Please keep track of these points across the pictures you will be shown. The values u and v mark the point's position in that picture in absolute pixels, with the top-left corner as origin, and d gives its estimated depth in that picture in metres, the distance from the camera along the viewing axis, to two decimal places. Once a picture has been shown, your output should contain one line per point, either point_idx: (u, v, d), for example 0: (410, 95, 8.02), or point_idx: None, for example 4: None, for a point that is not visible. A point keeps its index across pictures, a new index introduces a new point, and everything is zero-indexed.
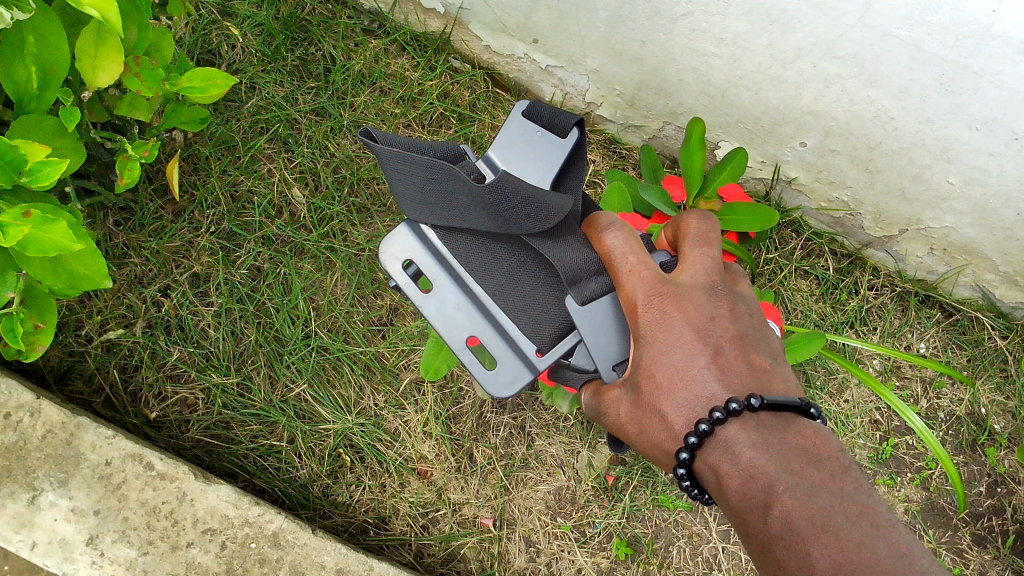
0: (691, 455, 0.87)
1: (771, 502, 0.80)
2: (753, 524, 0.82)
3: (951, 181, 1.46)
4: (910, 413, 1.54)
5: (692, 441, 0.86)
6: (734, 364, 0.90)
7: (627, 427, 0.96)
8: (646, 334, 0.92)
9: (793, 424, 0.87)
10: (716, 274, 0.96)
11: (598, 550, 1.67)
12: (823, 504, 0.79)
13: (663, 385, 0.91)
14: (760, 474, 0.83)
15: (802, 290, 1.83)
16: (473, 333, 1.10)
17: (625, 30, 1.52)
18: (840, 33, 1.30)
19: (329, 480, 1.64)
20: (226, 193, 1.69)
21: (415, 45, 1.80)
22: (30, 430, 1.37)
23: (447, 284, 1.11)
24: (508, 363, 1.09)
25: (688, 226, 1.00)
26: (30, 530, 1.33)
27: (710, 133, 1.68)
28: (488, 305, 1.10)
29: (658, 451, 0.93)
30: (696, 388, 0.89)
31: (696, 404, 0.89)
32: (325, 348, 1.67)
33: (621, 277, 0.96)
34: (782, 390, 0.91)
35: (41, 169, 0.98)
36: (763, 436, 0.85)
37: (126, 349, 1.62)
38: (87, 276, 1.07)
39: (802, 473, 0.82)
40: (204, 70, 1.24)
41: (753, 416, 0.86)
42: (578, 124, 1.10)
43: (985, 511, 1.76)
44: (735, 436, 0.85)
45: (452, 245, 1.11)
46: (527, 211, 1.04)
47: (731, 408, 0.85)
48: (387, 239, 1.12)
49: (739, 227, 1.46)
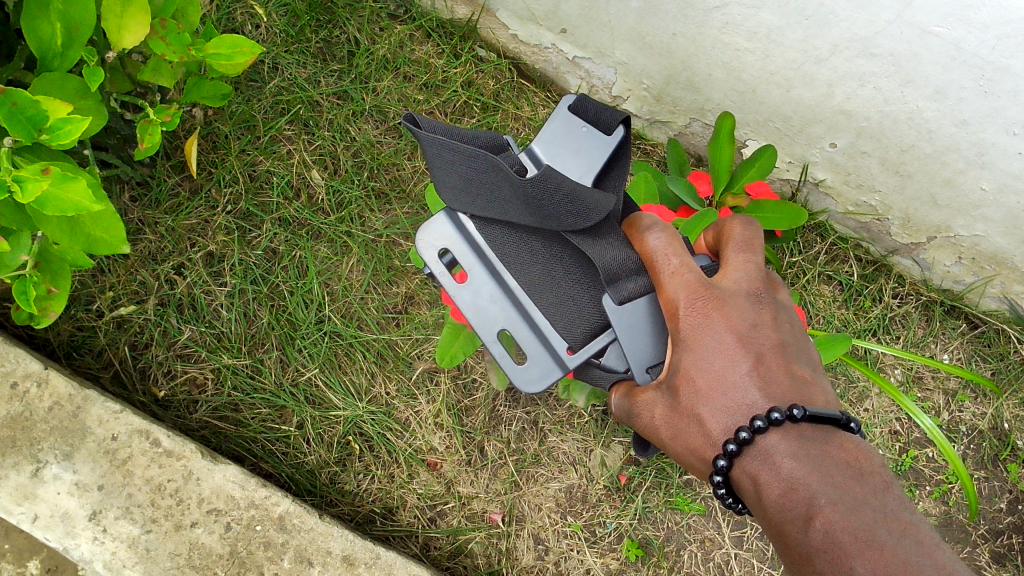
0: (729, 463, 0.86)
1: (812, 515, 0.79)
2: (792, 535, 0.80)
3: (985, 187, 1.43)
4: (919, 413, 1.49)
5: (731, 449, 0.85)
6: (775, 374, 0.89)
7: (660, 431, 0.93)
8: (687, 339, 0.89)
9: (834, 437, 0.85)
10: (759, 281, 0.93)
11: (608, 551, 1.63)
12: (867, 519, 0.77)
13: (703, 390, 0.88)
14: (800, 486, 0.81)
15: (826, 296, 1.79)
16: (504, 326, 1.09)
17: (656, 21, 1.49)
18: (878, 29, 1.27)
19: (337, 468, 1.60)
20: (245, 173, 1.67)
21: (441, 32, 1.79)
22: (37, 401, 1.36)
23: (482, 275, 1.08)
24: (539, 359, 1.08)
25: (730, 231, 0.97)
26: (32, 502, 1.31)
27: (738, 130, 1.65)
28: (521, 299, 1.09)
29: (692, 457, 0.91)
30: (736, 395, 0.87)
31: (736, 411, 0.87)
32: (338, 334, 1.64)
33: (662, 278, 0.92)
34: (821, 402, 0.88)
35: (62, 127, 0.96)
36: (804, 447, 0.83)
37: (137, 326, 1.60)
38: (104, 241, 1.05)
39: (845, 487, 0.80)
40: (231, 37, 1.20)
41: (794, 427, 0.84)
42: (624, 121, 1.07)
43: (1005, 528, 1.72)
44: (776, 446, 0.83)
45: (489, 236, 1.08)
46: (570, 208, 1.02)
47: (774, 418, 0.83)
48: (422, 227, 1.09)
49: (767, 225, 1.43)
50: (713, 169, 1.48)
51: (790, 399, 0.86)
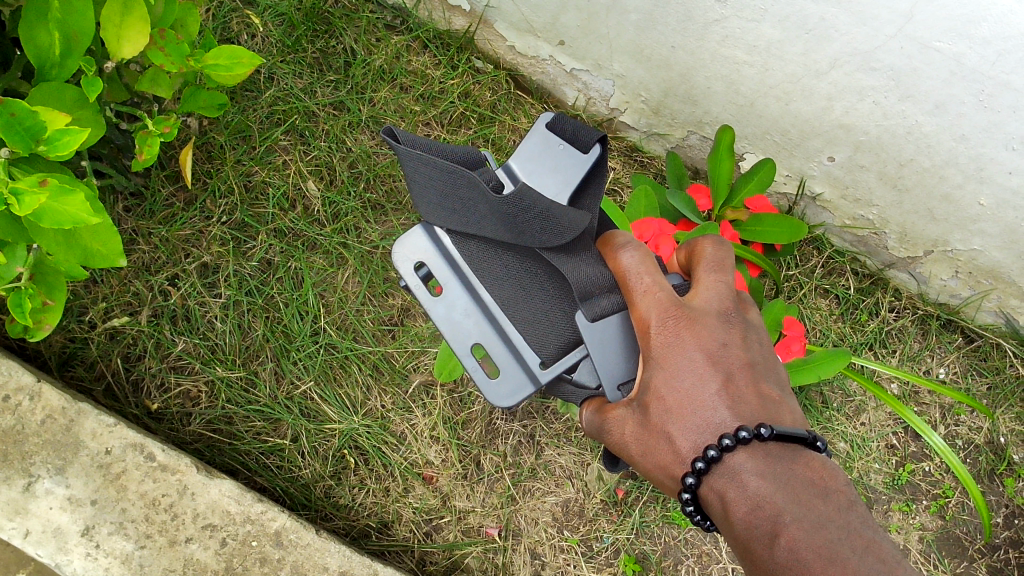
0: (697, 480, 0.85)
1: (777, 533, 0.78)
2: (758, 553, 0.79)
3: (982, 203, 1.43)
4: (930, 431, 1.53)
5: (699, 466, 0.84)
6: (744, 392, 0.87)
7: (632, 448, 0.92)
8: (658, 357, 0.88)
9: (800, 455, 0.85)
10: (730, 300, 0.92)
11: (605, 566, 1.63)
12: (832, 536, 0.76)
13: (673, 408, 0.87)
14: (766, 503, 0.80)
15: (822, 309, 1.78)
16: (478, 340, 1.10)
17: (654, 34, 1.49)
18: (878, 44, 1.27)
19: (332, 482, 1.59)
20: (240, 183, 1.66)
21: (438, 43, 1.78)
22: (29, 414, 1.34)
23: (457, 289, 1.11)
24: (511, 373, 1.09)
25: (703, 251, 0.96)
26: (24, 518, 1.29)
27: (736, 143, 1.65)
28: (496, 314, 1.11)
29: (662, 474, 0.89)
30: (705, 413, 0.86)
31: (705, 429, 0.85)
32: (334, 346, 1.63)
33: (636, 298, 0.92)
34: (790, 421, 0.88)
35: (60, 138, 0.94)
36: (771, 465, 0.83)
37: (130, 338, 1.58)
38: (102, 253, 1.04)
39: (810, 505, 0.79)
40: (230, 48, 1.19)
41: (762, 445, 0.83)
42: (601, 140, 1.09)
43: (1002, 543, 1.71)
44: (743, 465, 0.82)
45: (466, 251, 1.11)
46: (543, 225, 1.03)
47: (741, 436, 0.82)
48: (400, 240, 1.12)
49: (767, 239, 1.47)
50: (712, 183, 1.49)
51: (760, 418, 0.86)
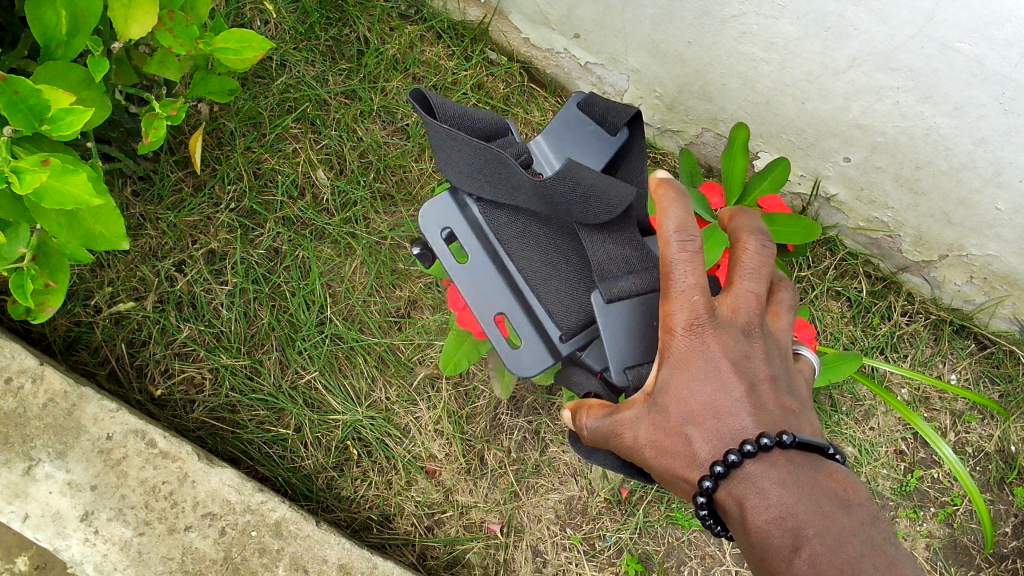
0: (714, 484, 0.79)
1: (798, 545, 0.72)
2: (775, 567, 0.73)
3: (1000, 207, 1.40)
4: (940, 443, 1.50)
5: (717, 470, 0.78)
6: (768, 400, 0.82)
7: (646, 452, 0.86)
8: (678, 357, 0.82)
9: (822, 465, 0.79)
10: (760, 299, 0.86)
11: (607, 565, 1.61)
12: (854, 553, 0.70)
13: (691, 412, 0.82)
14: (786, 514, 0.74)
15: (833, 311, 1.76)
16: (502, 310, 1.10)
17: (671, 29, 1.47)
18: (898, 43, 1.25)
19: (335, 473, 1.58)
20: (249, 170, 1.65)
21: (452, 33, 1.76)
22: (31, 397, 1.33)
23: (482, 258, 1.10)
24: (533, 343, 1.10)
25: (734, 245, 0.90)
26: (23, 501, 1.28)
27: (751, 142, 1.63)
28: (521, 284, 1.10)
29: (676, 479, 0.84)
30: (726, 418, 0.81)
31: (724, 433, 0.80)
32: (339, 337, 1.62)
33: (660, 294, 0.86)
34: (812, 431, 0.82)
35: (64, 117, 0.93)
36: (792, 475, 0.76)
37: (135, 322, 1.58)
38: (104, 236, 1.03)
39: (833, 516, 0.73)
40: (240, 31, 1.18)
41: (783, 453, 0.77)
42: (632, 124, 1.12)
43: (1010, 552, 1.69)
44: (762, 472, 0.77)
45: (494, 221, 1.10)
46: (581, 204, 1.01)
47: (763, 441, 0.77)
48: (427, 204, 1.11)
49: (780, 239, 1.42)
50: (726, 181, 1.47)
51: (780, 425, 0.80)
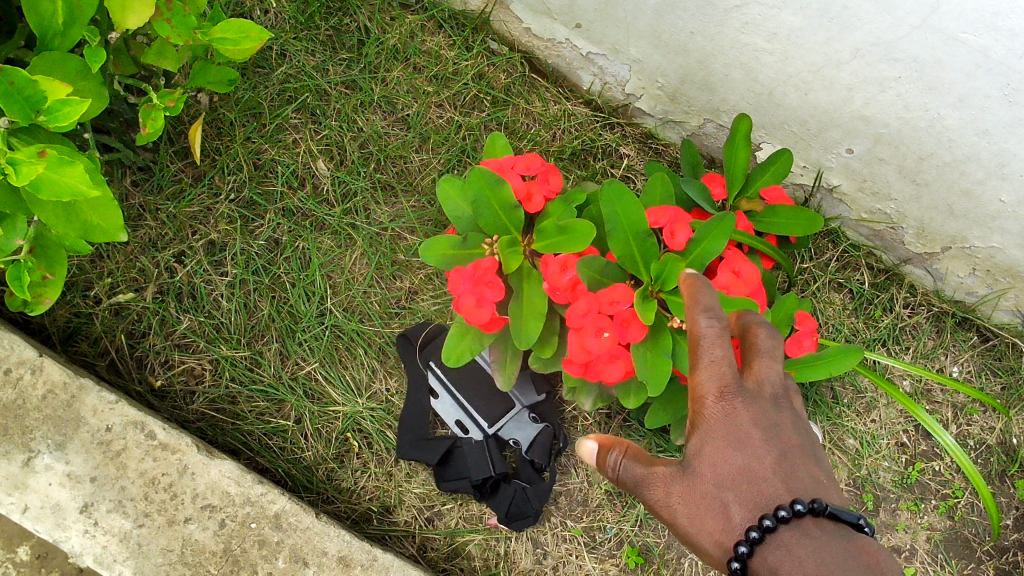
0: (749, 550, 0.80)
1: None
2: None
3: (1003, 199, 1.40)
4: (940, 430, 1.49)
5: (753, 535, 0.80)
6: (797, 467, 0.85)
7: (675, 512, 0.87)
8: (711, 423, 0.87)
9: (851, 539, 0.82)
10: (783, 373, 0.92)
11: (608, 557, 1.61)
12: None
13: (726, 476, 0.85)
14: None
15: (835, 303, 1.76)
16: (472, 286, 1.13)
17: (673, 19, 1.46)
18: (902, 34, 1.24)
19: (335, 464, 1.58)
20: (249, 160, 1.64)
21: (453, 23, 1.75)
22: (30, 388, 1.33)
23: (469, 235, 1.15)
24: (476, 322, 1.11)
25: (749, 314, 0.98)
26: (23, 492, 1.28)
27: (753, 133, 1.62)
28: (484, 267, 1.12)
29: (704, 542, 0.85)
30: (760, 484, 0.83)
31: (757, 498, 0.83)
32: (340, 328, 1.61)
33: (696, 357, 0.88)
34: (834, 499, 0.85)
35: (60, 108, 0.93)
36: (823, 549, 0.79)
37: (135, 314, 1.57)
38: (102, 227, 1.02)
39: None
40: (238, 21, 1.17)
41: (815, 525, 0.80)
42: None
43: (1012, 545, 1.69)
44: (795, 543, 0.79)
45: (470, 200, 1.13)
46: None
47: (798, 508, 0.79)
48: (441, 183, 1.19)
49: (782, 231, 1.43)
50: (728, 173, 1.46)
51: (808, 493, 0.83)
